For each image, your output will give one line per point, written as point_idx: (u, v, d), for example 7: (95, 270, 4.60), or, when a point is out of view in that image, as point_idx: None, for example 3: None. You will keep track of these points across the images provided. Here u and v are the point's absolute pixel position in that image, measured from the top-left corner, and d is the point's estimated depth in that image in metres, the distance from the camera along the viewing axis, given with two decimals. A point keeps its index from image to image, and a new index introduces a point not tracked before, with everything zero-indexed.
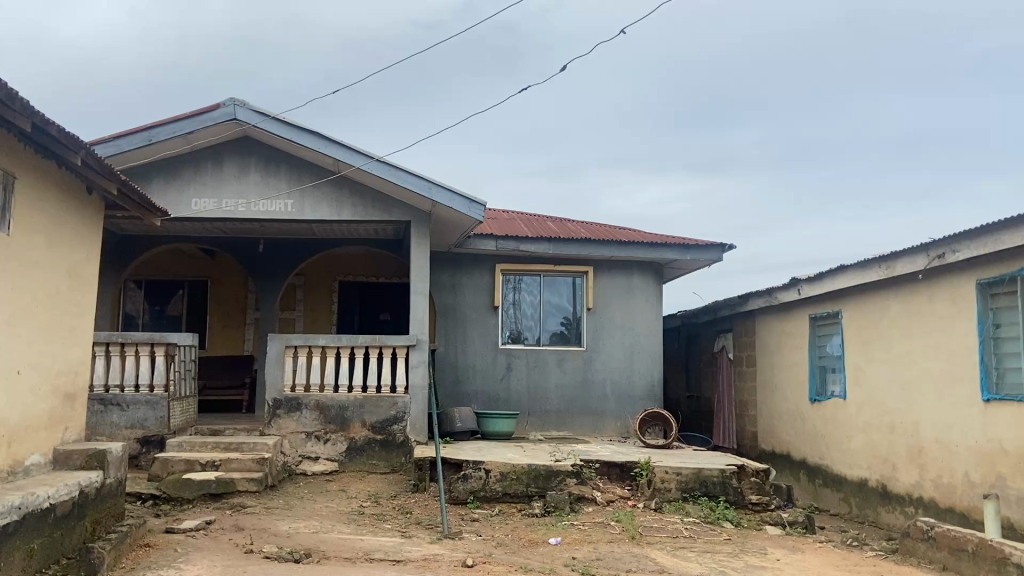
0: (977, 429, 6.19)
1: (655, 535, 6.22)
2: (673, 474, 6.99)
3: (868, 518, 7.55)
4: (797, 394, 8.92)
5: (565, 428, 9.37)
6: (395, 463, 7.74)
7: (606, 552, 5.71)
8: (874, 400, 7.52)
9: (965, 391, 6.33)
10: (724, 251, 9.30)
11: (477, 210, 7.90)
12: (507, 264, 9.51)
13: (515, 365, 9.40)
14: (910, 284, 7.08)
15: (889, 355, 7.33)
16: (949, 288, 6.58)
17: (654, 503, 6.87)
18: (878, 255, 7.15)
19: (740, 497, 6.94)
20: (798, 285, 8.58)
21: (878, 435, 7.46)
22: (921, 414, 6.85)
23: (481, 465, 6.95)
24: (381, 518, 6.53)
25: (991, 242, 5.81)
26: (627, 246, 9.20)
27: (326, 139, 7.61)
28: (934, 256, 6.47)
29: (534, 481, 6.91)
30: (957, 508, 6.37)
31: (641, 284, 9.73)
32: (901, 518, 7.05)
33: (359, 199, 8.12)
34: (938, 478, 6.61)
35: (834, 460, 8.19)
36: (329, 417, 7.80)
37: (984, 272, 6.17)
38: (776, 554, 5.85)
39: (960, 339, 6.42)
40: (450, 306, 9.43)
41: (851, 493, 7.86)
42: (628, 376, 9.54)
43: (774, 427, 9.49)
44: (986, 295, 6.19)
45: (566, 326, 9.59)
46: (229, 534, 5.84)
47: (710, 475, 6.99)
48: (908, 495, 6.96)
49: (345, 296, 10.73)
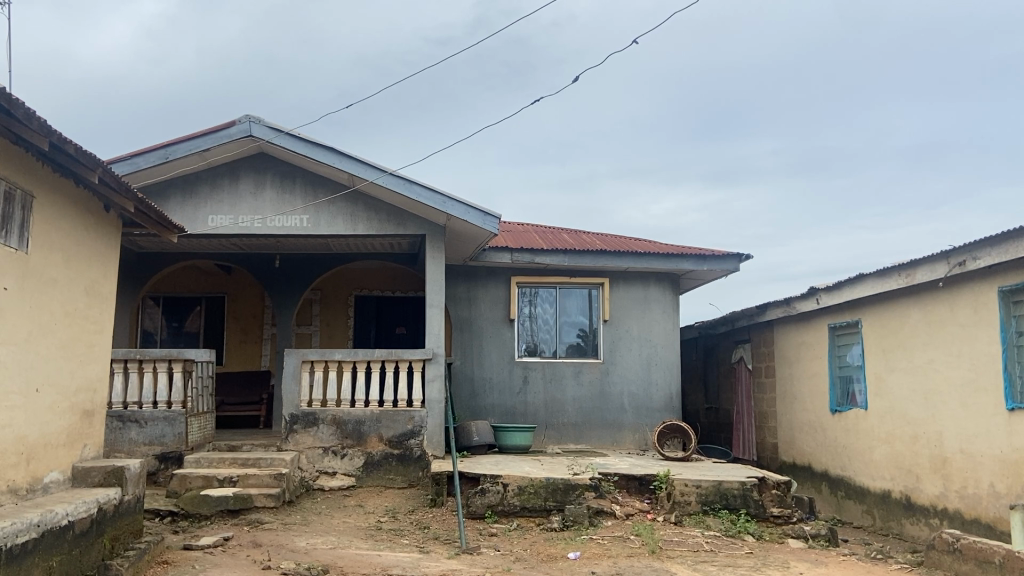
0: (1002, 439, 6.09)
1: (675, 549, 6.14)
2: (692, 486, 6.91)
3: (892, 530, 7.43)
4: (818, 404, 8.81)
5: (583, 441, 9.30)
6: (413, 478, 7.71)
7: (626, 567, 5.65)
8: (896, 409, 7.42)
9: (989, 400, 6.23)
10: (741, 261, 9.23)
11: (492, 222, 7.90)
12: (522, 276, 9.49)
13: (532, 378, 9.36)
14: (930, 292, 7.00)
15: (910, 364, 7.24)
16: (971, 295, 6.49)
17: (674, 516, 6.80)
18: (898, 263, 7.08)
19: (762, 509, 6.85)
20: (816, 294, 8.50)
21: (901, 445, 7.35)
22: (945, 424, 6.75)
23: (499, 479, 6.91)
24: (399, 533, 6.51)
25: (1014, 249, 5.73)
26: (643, 257, 9.16)
27: (341, 155, 7.65)
28: (955, 263, 6.39)
29: (552, 494, 6.85)
30: (983, 519, 6.26)
31: (657, 296, 9.68)
32: (927, 530, 6.93)
33: (374, 212, 8.13)
34: (963, 489, 6.49)
35: (856, 471, 8.07)
36: (346, 431, 7.77)
37: (1006, 278, 6.09)
38: (799, 567, 5.77)
39: (984, 346, 6.33)
40: (466, 319, 9.42)
41: (874, 505, 7.73)
42: (646, 387, 9.47)
43: (795, 438, 9.38)
44: (1008, 303, 6.11)
45: (582, 338, 9.55)
46: (247, 550, 5.83)
47: (730, 487, 6.90)
48: (932, 506, 6.85)
49: (360, 310, 10.74)
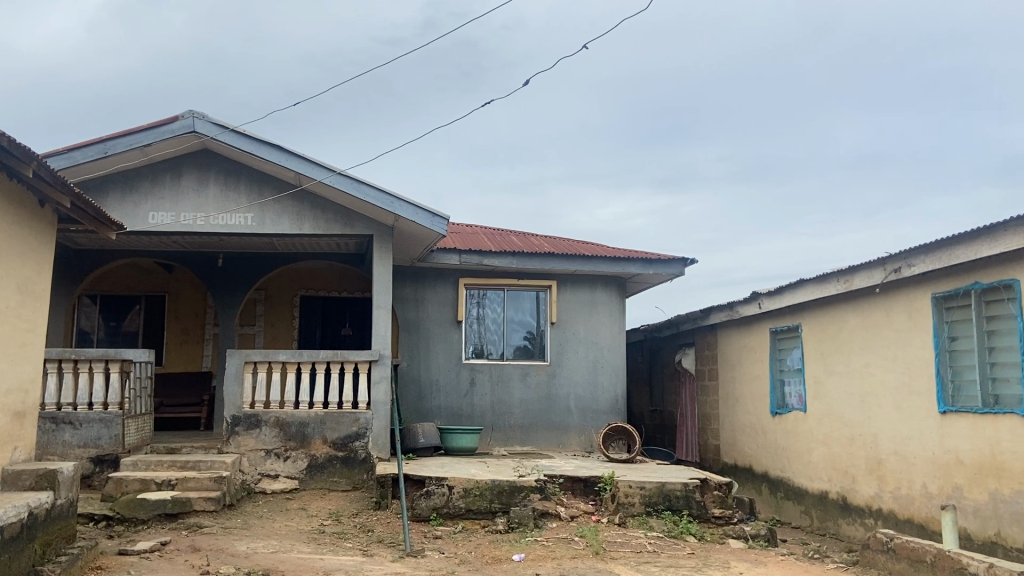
0: (934, 440, 6.30)
1: (618, 550, 6.20)
2: (636, 488, 6.99)
3: (828, 530, 7.62)
4: (759, 407, 8.99)
5: (529, 443, 9.33)
6: (357, 480, 7.62)
7: (569, 568, 5.68)
8: (833, 412, 7.61)
9: (922, 403, 6.45)
10: (686, 265, 9.37)
11: (441, 224, 7.88)
12: (470, 278, 9.47)
13: (478, 380, 9.35)
14: (867, 298, 7.20)
15: (847, 368, 7.44)
16: (905, 301, 6.70)
17: (617, 517, 6.87)
18: (836, 269, 7.27)
19: (703, 510, 6.97)
20: (758, 299, 8.67)
21: (837, 447, 7.54)
22: (879, 426, 6.95)
23: (444, 481, 6.90)
24: (342, 536, 6.45)
25: (951, 256, 5.95)
26: (591, 260, 9.24)
27: (288, 153, 7.55)
28: (891, 270, 6.60)
29: (497, 496, 6.85)
30: (915, 519, 6.46)
31: (604, 299, 9.76)
32: (861, 530, 7.13)
33: (321, 212, 8.03)
34: (896, 489, 6.70)
35: (795, 473, 8.25)
36: (289, 433, 7.65)
37: (939, 286, 6.31)
38: (738, 567, 5.87)
39: (917, 351, 6.54)
40: (413, 321, 9.36)
41: (812, 505, 7.92)
42: (591, 389, 9.54)
43: (736, 440, 9.55)
44: (941, 308, 6.33)
45: (530, 340, 9.57)
46: (184, 555, 5.69)
47: (674, 488, 6.99)
48: (867, 507, 7.04)
49: (306, 311, 10.59)
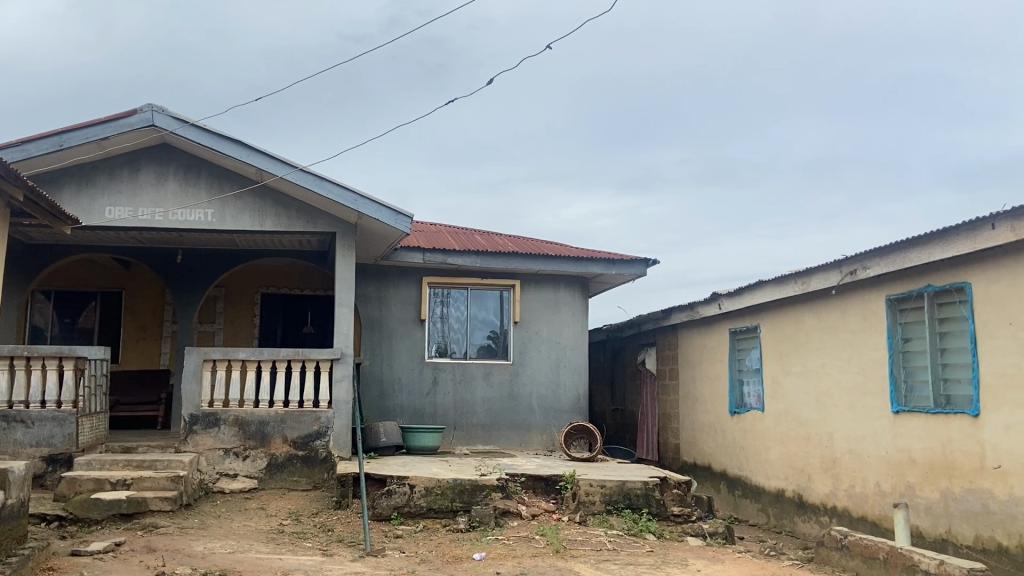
0: (887, 439, 6.45)
1: (579, 548, 6.24)
2: (597, 486, 7.04)
3: (784, 528, 7.76)
4: (718, 406, 9.11)
5: (491, 442, 9.34)
6: (317, 480, 7.56)
7: (530, 566, 5.71)
8: (790, 411, 7.75)
9: (876, 403, 6.60)
10: (648, 266, 9.47)
11: (404, 222, 7.86)
12: (434, 276, 9.45)
13: (441, 379, 9.34)
14: (823, 299, 7.35)
15: (804, 368, 7.58)
16: (860, 303, 6.85)
17: (578, 516, 6.92)
18: (794, 271, 7.40)
19: (662, 508, 7.05)
20: (718, 299, 8.79)
21: (794, 446, 7.68)
22: (834, 425, 7.10)
23: (406, 480, 6.89)
24: (302, 536, 6.39)
25: (905, 259, 6.11)
26: (555, 260, 9.28)
27: (249, 148, 7.46)
28: (847, 272, 6.75)
29: (458, 495, 6.86)
30: (869, 517, 6.60)
31: (568, 299, 9.81)
32: (816, 527, 7.27)
33: (283, 208, 7.96)
34: (850, 487, 6.84)
35: (752, 471, 8.38)
36: (248, 432, 7.57)
37: (893, 288, 6.47)
38: (696, 564, 5.95)
39: (871, 352, 6.69)
40: (376, 319, 9.31)
41: (769, 503, 8.06)
42: (554, 388, 9.59)
43: (695, 439, 9.67)
44: (895, 310, 6.49)
45: (493, 339, 9.59)
46: (140, 556, 5.60)
47: (634, 487, 7.06)
48: (822, 505, 7.19)
49: (267, 309, 10.48)
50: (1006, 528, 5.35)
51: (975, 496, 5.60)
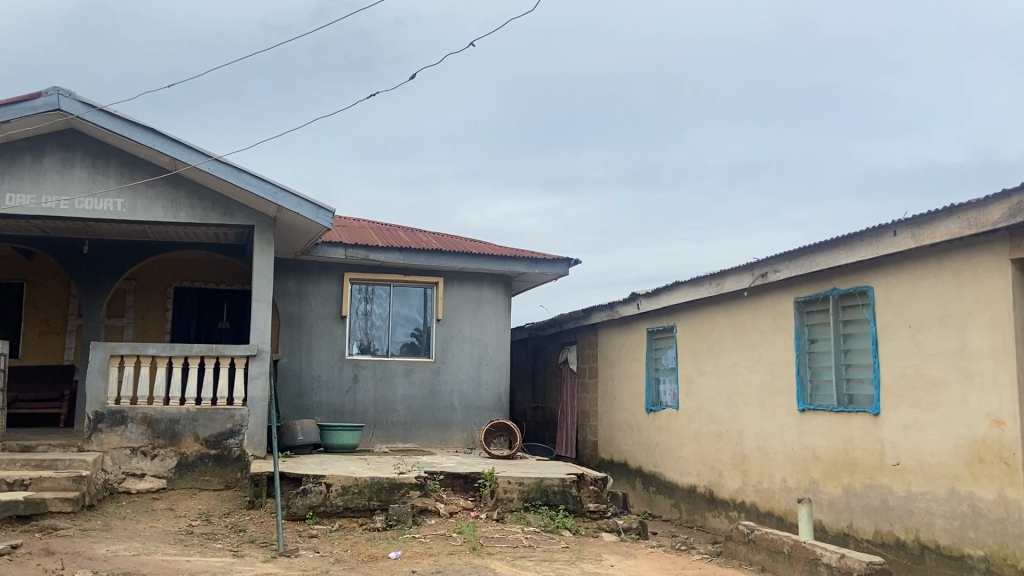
0: (793, 436, 6.69)
1: (495, 546, 6.26)
2: (515, 484, 7.08)
3: (695, 523, 7.97)
4: (635, 405, 9.28)
5: (411, 440, 9.29)
6: (230, 479, 7.37)
7: (446, 565, 5.69)
8: (703, 409, 7.95)
9: (783, 401, 6.83)
10: (570, 265, 9.57)
11: (325, 216, 7.73)
12: (356, 272, 9.32)
13: (361, 376, 9.23)
14: (736, 301, 7.56)
15: (716, 367, 7.79)
16: (770, 305, 7.08)
17: (496, 513, 6.94)
18: (709, 273, 7.60)
19: (578, 505, 7.14)
20: (637, 299, 8.95)
21: (706, 443, 7.88)
22: (744, 423, 7.31)
23: (322, 479, 6.77)
24: (212, 537, 6.22)
25: (812, 263, 6.33)
26: (478, 258, 9.28)
27: (162, 137, 7.21)
28: (759, 275, 6.96)
29: (376, 494, 6.80)
30: (775, 511, 6.83)
31: (490, 297, 9.82)
32: (725, 522, 7.49)
33: (198, 199, 7.72)
34: (758, 483, 7.06)
35: (666, 468, 8.57)
36: (158, 431, 7.33)
37: (801, 291, 6.70)
38: (610, 560, 6.03)
39: (780, 352, 6.91)
40: (295, 315, 9.12)
41: (681, 499, 8.26)
42: (475, 386, 9.59)
43: (613, 436, 9.83)
44: (803, 312, 6.72)
45: (415, 337, 9.52)
46: (36, 560, 5.35)
47: (551, 484, 7.12)
48: (731, 500, 7.41)
49: (180, 303, 10.16)
50: (903, 522, 5.61)
51: (874, 491, 5.85)
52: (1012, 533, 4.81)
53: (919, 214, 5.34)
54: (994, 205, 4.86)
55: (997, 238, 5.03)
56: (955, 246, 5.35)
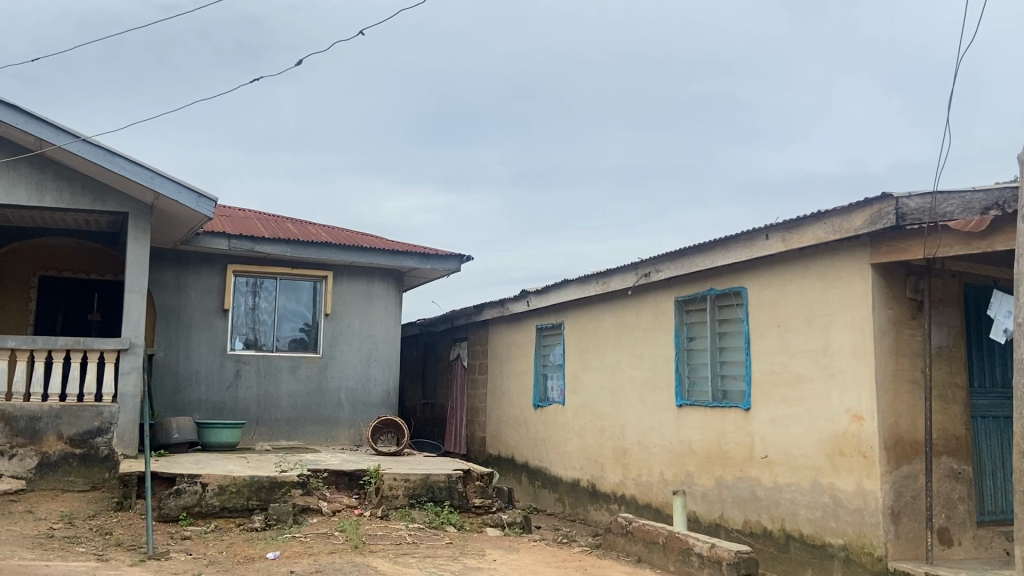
0: (671, 431, 6.91)
1: (378, 543, 6.17)
2: (401, 481, 7.01)
3: (578, 516, 8.13)
4: (523, 401, 9.37)
5: (295, 438, 9.06)
6: (97, 479, 6.97)
7: (326, 564, 5.56)
8: (587, 405, 8.11)
9: (663, 397, 7.04)
10: (462, 262, 9.58)
11: (206, 205, 7.43)
12: (240, 265, 9.01)
13: (244, 372, 8.93)
14: (621, 299, 7.74)
15: (601, 364, 7.96)
16: (652, 303, 7.28)
17: (380, 510, 6.85)
18: (596, 271, 7.75)
19: (464, 501, 7.13)
20: (527, 297, 9.04)
21: (589, 437, 8.04)
22: (626, 418, 7.50)
23: (198, 478, 6.48)
24: (74, 541, 5.86)
25: (692, 264, 6.55)
26: (369, 252, 9.15)
27: (25, 114, 6.75)
28: (642, 274, 7.15)
29: (256, 493, 6.58)
30: (652, 504, 7.04)
31: (381, 292, 9.69)
32: (606, 515, 7.67)
33: (66, 183, 7.27)
34: (638, 476, 7.27)
35: (551, 462, 8.70)
36: (17, 429, 6.86)
37: (681, 290, 6.92)
38: (492, 554, 6.06)
39: (661, 349, 7.12)
40: (173, 308, 8.74)
41: (565, 492, 8.40)
42: (364, 383, 9.45)
43: (500, 432, 9.89)
44: (682, 311, 6.94)
45: (302, 332, 9.29)
46: None
47: (437, 480, 7.09)
48: (612, 493, 7.59)
49: (46, 294, 9.55)
50: (770, 512, 5.87)
51: (744, 483, 6.11)
52: (866, 521, 5.10)
53: (790, 219, 5.61)
54: (856, 213, 5.16)
55: (858, 244, 5.34)
56: (820, 250, 5.64)
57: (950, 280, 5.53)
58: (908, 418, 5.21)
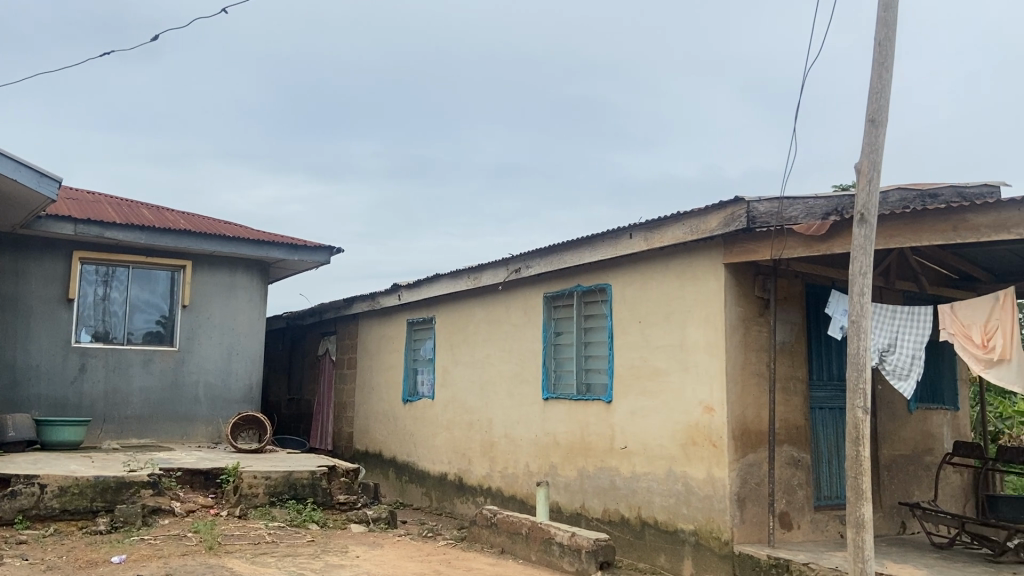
0: (537, 424, 7.03)
1: (235, 543, 5.94)
2: (261, 478, 6.77)
3: (444, 509, 8.15)
4: (391, 395, 9.28)
5: (148, 435, 8.58)
6: None
7: (177, 566, 5.29)
8: (456, 399, 8.13)
9: (530, 390, 7.16)
10: (332, 254, 9.37)
11: (49, 185, 6.91)
12: (89, 251, 8.42)
13: (91, 366, 8.37)
14: (491, 294, 7.81)
15: (471, 358, 8.00)
16: (522, 299, 7.39)
17: (238, 510, 6.58)
18: (467, 266, 7.77)
19: (328, 497, 6.98)
20: (398, 291, 8.95)
21: (457, 431, 8.07)
22: (494, 412, 7.57)
23: (35, 479, 6.02)
24: None
25: (560, 260, 6.69)
26: (232, 242, 8.78)
27: None
28: (513, 270, 7.24)
29: (101, 494, 6.19)
30: (518, 495, 7.16)
31: (245, 284, 9.33)
32: (472, 507, 7.72)
33: None
34: (504, 469, 7.36)
35: (419, 457, 8.68)
36: None
37: (549, 286, 7.06)
38: (355, 551, 5.96)
39: (529, 344, 7.23)
40: (9, 297, 8.08)
41: (432, 486, 8.40)
42: (224, 377, 9.07)
43: (368, 427, 9.76)
44: (551, 307, 7.08)
45: (157, 324, 8.81)
46: None
47: (299, 477, 6.91)
48: (479, 486, 7.65)
49: None
50: (627, 501, 6.09)
51: (605, 473, 6.31)
52: (715, 507, 5.38)
53: (652, 218, 5.83)
54: (712, 215, 5.42)
55: (713, 245, 5.61)
56: (679, 250, 5.89)
57: (794, 280, 5.93)
58: (754, 409, 5.53)
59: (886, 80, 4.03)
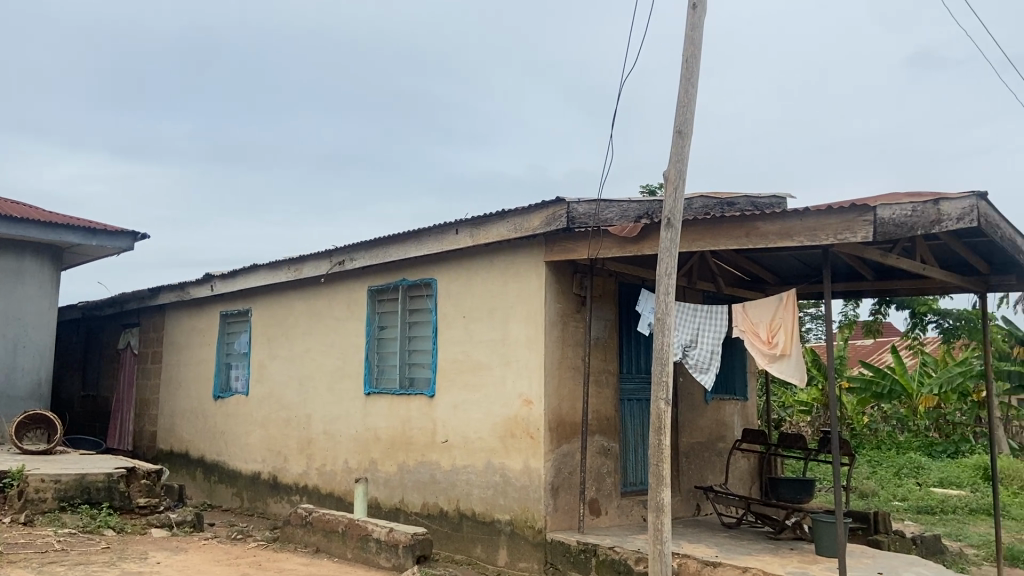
0: (357, 419, 6.92)
1: (18, 552, 5.35)
2: (49, 482, 6.18)
3: (256, 510, 7.83)
4: (201, 392, 8.77)
5: None
6: None
7: None
8: (272, 395, 7.83)
9: (351, 385, 7.03)
10: (139, 240, 8.74)
11: None
12: None
13: None
14: (312, 287, 7.59)
15: (289, 352, 7.73)
16: (344, 292, 7.24)
17: (21, 517, 5.97)
18: (288, 257, 7.51)
19: (127, 501, 6.49)
20: (211, 281, 8.49)
21: (273, 428, 7.78)
22: (312, 408, 7.37)
23: None
24: None
25: (385, 254, 6.63)
26: (20, 224, 7.93)
27: None
28: (336, 262, 7.08)
29: None
30: (335, 492, 7.02)
31: (34, 270, 8.45)
32: (286, 506, 7.48)
33: None
34: (322, 466, 7.19)
35: (230, 456, 8.27)
36: None
37: (373, 280, 6.97)
38: (156, 557, 5.59)
39: (351, 338, 7.10)
40: None
41: (243, 487, 8.04)
42: (6, 373, 8.18)
43: (174, 425, 9.17)
44: (375, 300, 6.99)
45: None
46: None
47: (95, 480, 6.37)
48: (295, 484, 7.42)
49: None
50: (446, 494, 6.15)
51: (425, 468, 6.33)
52: (530, 497, 5.55)
53: (477, 215, 5.91)
54: (534, 214, 5.58)
55: (535, 243, 5.79)
56: (502, 247, 6.02)
57: (608, 279, 6.24)
58: (569, 402, 5.76)
59: (692, 95, 4.34)
